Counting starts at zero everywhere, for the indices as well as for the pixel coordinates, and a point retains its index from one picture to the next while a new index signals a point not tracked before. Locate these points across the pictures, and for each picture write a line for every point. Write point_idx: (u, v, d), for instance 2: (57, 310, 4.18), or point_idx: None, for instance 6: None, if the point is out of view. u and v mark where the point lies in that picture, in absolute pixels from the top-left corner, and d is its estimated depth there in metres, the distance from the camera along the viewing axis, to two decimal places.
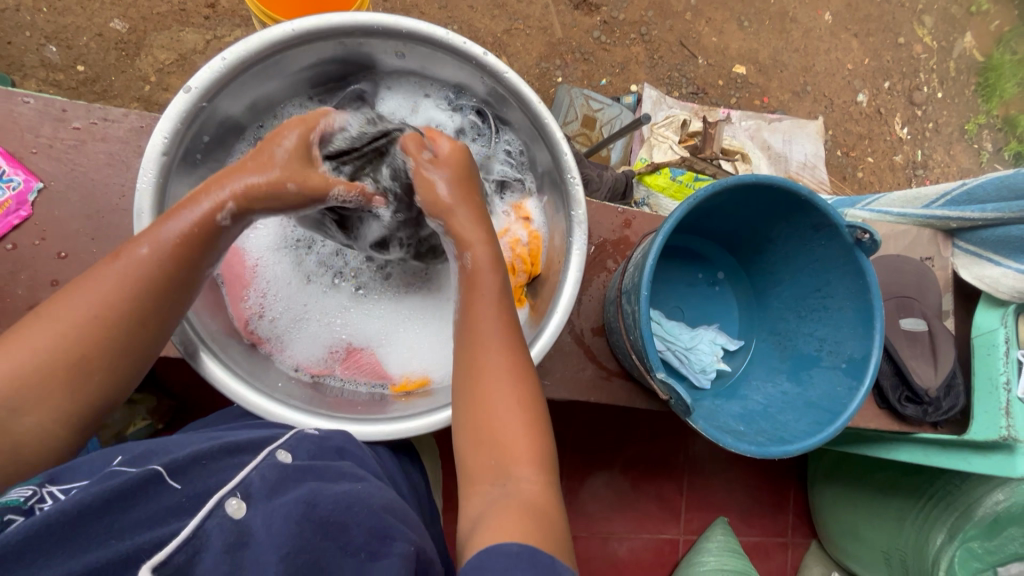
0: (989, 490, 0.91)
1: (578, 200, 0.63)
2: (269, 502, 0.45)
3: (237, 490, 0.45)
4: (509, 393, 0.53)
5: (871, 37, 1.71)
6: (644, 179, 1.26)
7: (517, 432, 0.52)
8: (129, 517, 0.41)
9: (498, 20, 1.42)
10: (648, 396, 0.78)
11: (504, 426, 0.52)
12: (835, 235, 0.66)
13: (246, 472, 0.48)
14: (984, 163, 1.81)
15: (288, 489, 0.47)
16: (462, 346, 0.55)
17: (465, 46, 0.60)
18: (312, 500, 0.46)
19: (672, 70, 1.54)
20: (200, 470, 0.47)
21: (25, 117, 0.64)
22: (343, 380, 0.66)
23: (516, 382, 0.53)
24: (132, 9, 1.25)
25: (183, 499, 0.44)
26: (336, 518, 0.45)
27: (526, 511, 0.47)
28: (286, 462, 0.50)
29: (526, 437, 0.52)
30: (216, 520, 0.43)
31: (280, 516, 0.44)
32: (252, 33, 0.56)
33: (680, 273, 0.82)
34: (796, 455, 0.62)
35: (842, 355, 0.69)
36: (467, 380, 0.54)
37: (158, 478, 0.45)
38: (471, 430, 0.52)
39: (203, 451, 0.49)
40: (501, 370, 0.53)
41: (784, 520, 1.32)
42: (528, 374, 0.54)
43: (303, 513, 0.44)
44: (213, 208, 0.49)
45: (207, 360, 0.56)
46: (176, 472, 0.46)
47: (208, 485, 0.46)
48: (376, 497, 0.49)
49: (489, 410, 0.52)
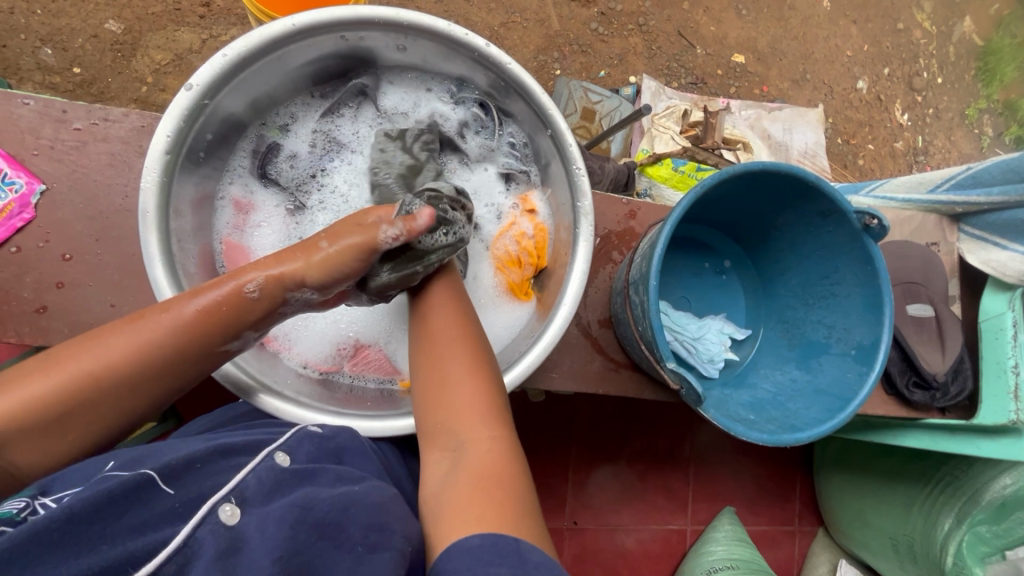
0: (997, 474, 0.91)
1: (583, 191, 0.62)
2: (264, 505, 0.45)
3: (231, 495, 0.45)
4: (457, 356, 0.54)
5: (870, 24, 1.70)
6: (646, 170, 1.25)
7: (468, 396, 0.52)
8: (121, 523, 0.40)
9: (495, 13, 1.41)
10: (655, 386, 0.77)
11: (456, 379, 0.53)
12: (843, 222, 0.65)
13: (242, 475, 0.47)
14: (986, 147, 1.80)
15: (286, 493, 0.47)
16: (416, 318, 0.59)
17: (467, 38, 0.60)
18: (306, 504, 0.45)
19: (671, 60, 1.53)
20: (194, 474, 0.46)
21: (26, 119, 0.64)
22: (351, 377, 0.66)
23: (466, 341, 0.55)
24: (126, 10, 1.24)
25: (176, 505, 0.43)
26: (331, 519, 0.45)
27: (481, 476, 0.47)
28: (284, 465, 0.50)
29: (478, 392, 0.52)
30: (208, 527, 0.42)
31: (274, 521, 0.43)
32: (253, 29, 0.55)
33: (686, 262, 0.82)
34: (807, 442, 0.62)
35: (851, 342, 0.69)
36: (422, 346, 0.56)
37: (151, 483, 0.44)
38: (426, 396, 0.53)
39: (198, 454, 0.48)
40: (450, 335, 0.56)
41: (791, 509, 1.32)
42: (477, 338, 0.56)
43: (298, 517, 0.44)
44: (243, 286, 0.49)
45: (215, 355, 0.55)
46: (170, 477, 0.45)
47: (203, 487, 0.45)
48: (372, 494, 0.49)
49: (443, 370, 0.53)
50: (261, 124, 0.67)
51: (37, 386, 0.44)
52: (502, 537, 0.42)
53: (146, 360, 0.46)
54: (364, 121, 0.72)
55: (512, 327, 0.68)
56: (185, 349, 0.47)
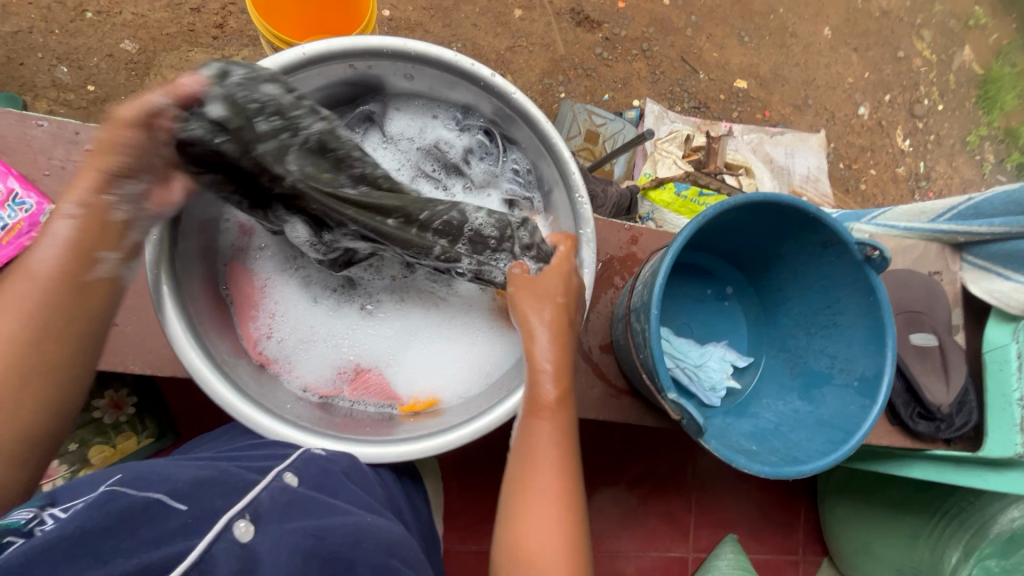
0: (1005, 507, 0.91)
1: (586, 219, 0.63)
2: (275, 528, 0.48)
3: (245, 512, 0.48)
4: (550, 513, 0.55)
5: (871, 51, 1.73)
6: (648, 194, 1.26)
7: (552, 558, 0.53)
8: (136, 537, 0.42)
9: (502, 38, 1.44)
10: (656, 413, 0.77)
11: (542, 546, 0.53)
12: (844, 252, 0.65)
13: (254, 494, 0.50)
14: (988, 174, 1.81)
15: (294, 516, 0.50)
16: (515, 457, 0.58)
17: (472, 68, 0.61)
18: (321, 535, 0.48)
19: (674, 85, 1.56)
20: (205, 491, 0.48)
21: (39, 140, 0.65)
22: (351, 402, 0.66)
23: (559, 500, 0.55)
24: (141, 31, 1.27)
25: (189, 520, 0.45)
26: (342, 554, 0.48)
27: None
28: (292, 487, 0.52)
29: (566, 558, 0.53)
30: (223, 543, 0.44)
31: (287, 549, 0.46)
32: (264, 58, 0.57)
33: (688, 289, 0.82)
34: (810, 476, 0.61)
35: (854, 373, 0.69)
36: (512, 494, 0.57)
37: (162, 501, 0.45)
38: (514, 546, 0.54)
39: (207, 475, 0.50)
40: (545, 491, 0.55)
41: (795, 538, 1.30)
42: (571, 494, 0.56)
43: (311, 548, 0.47)
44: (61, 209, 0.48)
45: (212, 377, 0.56)
46: (181, 495, 0.46)
47: (215, 505, 0.47)
48: (383, 533, 0.52)
49: (532, 529, 0.54)
50: None
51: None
52: None
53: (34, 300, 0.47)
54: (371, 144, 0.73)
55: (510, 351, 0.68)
56: (59, 289, 0.48)
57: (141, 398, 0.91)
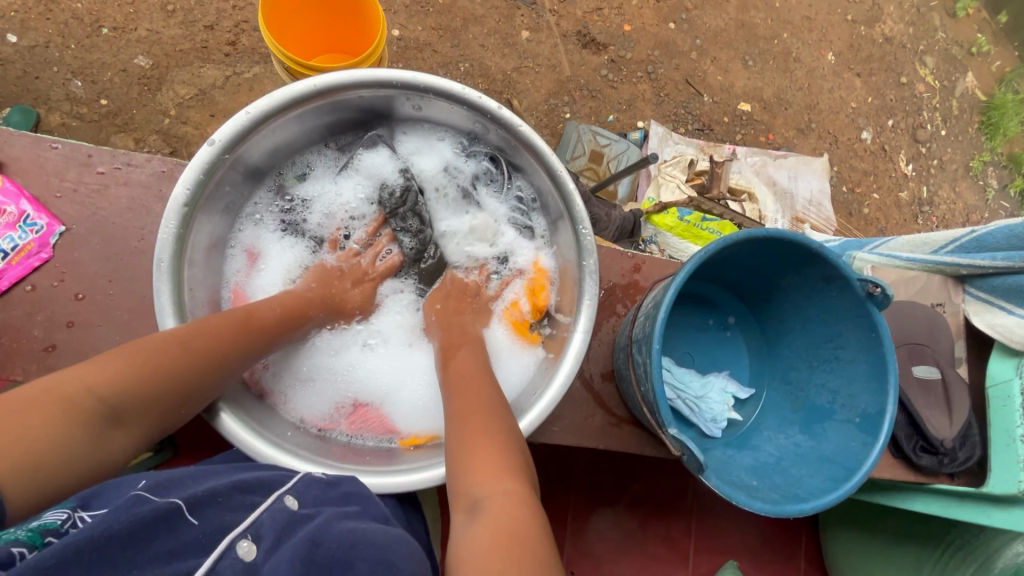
0: (1010, 540, 0.89)
1: (589, 250, 0.63)
2: (275, 548, 0.47)
3: (248, 532, 0.47)
4: (484, 420, 0.55)
5: (874, 77, 1.74)
6: (652, 218, 1.27)
7: (490, 453, 0.52)
8: (148, 550, 0.42)
9: (509, 59, 1.47)
10: (656, 442, 0.76)
11: (479, 448, 0.52)
12: (847, 288, 0.65)
13: (259, 512, 0.49)
14: (991, 199, 1.81)
15: (297, 532, 0.49)
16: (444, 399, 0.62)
17: (480, 100, 0.62)
18: (318, 541, 0.47)
19: (678, 107, 1.57)
20: (216, 505, 0.48)
21: (52, 162, 0.66)
22: (350, 435, 0.66)
23: (491, 412, 0.56)
24: (155, 47, 1.30)
25: (199, 536, 0.45)
26: (338, 558, 0.46)
27: (502, 527, 0.44)
28: (293, 509, 0.51)
29: (505, 455, 0.52)
30: (226, 563, 0.44)
31: (287, 558, 0.45)
32: (276, 89, 0.58)
33: (690, 318, 0.82)
34: (811, 514, 0.60)
35: (856, 409, 0.68)
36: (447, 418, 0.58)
37: (177, 512, 0.46)
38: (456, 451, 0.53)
39: (220, 487, 0.50)
40: (475, 406, 0.57)
41: (797, 567, 1.27)
42: (501, 408, 0.57)
43: (309, 556, 0.45)
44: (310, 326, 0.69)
45: (235, 428, 0.57)
46: (195, 507, 0.47)
47: (223, 521, 0.47)
48: (384, 538, 0.49)
49: (467, 439, 0.54)
50: (277, 174, 0.70)
51: (164, 365, 0.52)
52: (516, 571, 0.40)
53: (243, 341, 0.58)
54: (378, 165, 0.75)
55: (528, 370, 0.68)
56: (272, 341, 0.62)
57: None
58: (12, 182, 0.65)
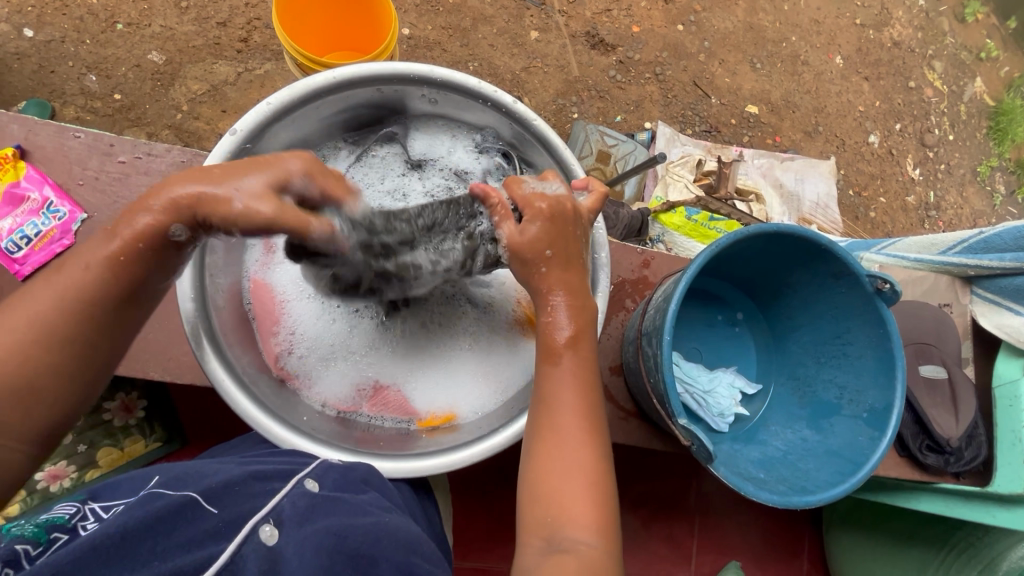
0: (1014, 544, 0.90)
1: (601, 243, 0.64)
2: (299, 533, 0.49)
3: (270, 516, 0.49)
4: (578, 454, 0.52)
5: (882, 81, 1.75)
6: (659, 217, 1.28)
7: (581, 494, 0.51)
8: (171, 539, 0.44)
9: (518, 58, 1.48)
10: (664, 437, 0.77)
11: (568, 487, 0.51)
12: (855, 283, 0.66)
13: (277, 499, 0.51)
14: (998, 205, 1.81)
15: (317, 517, 0.51)
16: (537, 406, 0.55)
17: (495, 95, 0.63)
18: (342, 533, 0.49)
19: (686, 108, 1.58)
20: (234, 495, 0.50)
21: (75, 151, 0.68)
22: (371, 417, 0.67)
23: (587, 439, 0.53)
24: (169, 43, 1.31)
25: (219, 523, 0.47)
26: (365, 551, 0.49)
27: None
28: (314, 491, 0.53)
29: (592, 496, 0.51)
30: (250, 546, 0.46)
31: (311, 546, 0.47)
32: (297, 80, 0.59)
33: (698, 314, 0.83)
34: (818, 506, 0.61)
35: (863, 404, 0.69)
36: (534, 433, 0.54)
37: (194, 503, 0.48)
38: (534, 483, 0.52)
39: (236, 478, 0.52)
40: (570, 433, 0.53)
41: (799, 566, 1.28)
42: (600, 431, 0.54)
43: (333, 546, 0.48)
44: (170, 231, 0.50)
45: (226, 377, 0.57)
46: (212, 498, 0.49)
47: (243, 509, 0.49)
48: (402, 532, 0.53)
49: (555, 468, 0.52)
50: None
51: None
52: None
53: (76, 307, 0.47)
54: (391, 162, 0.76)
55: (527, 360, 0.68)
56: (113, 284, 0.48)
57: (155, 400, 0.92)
58: (36, 169, 0.66)
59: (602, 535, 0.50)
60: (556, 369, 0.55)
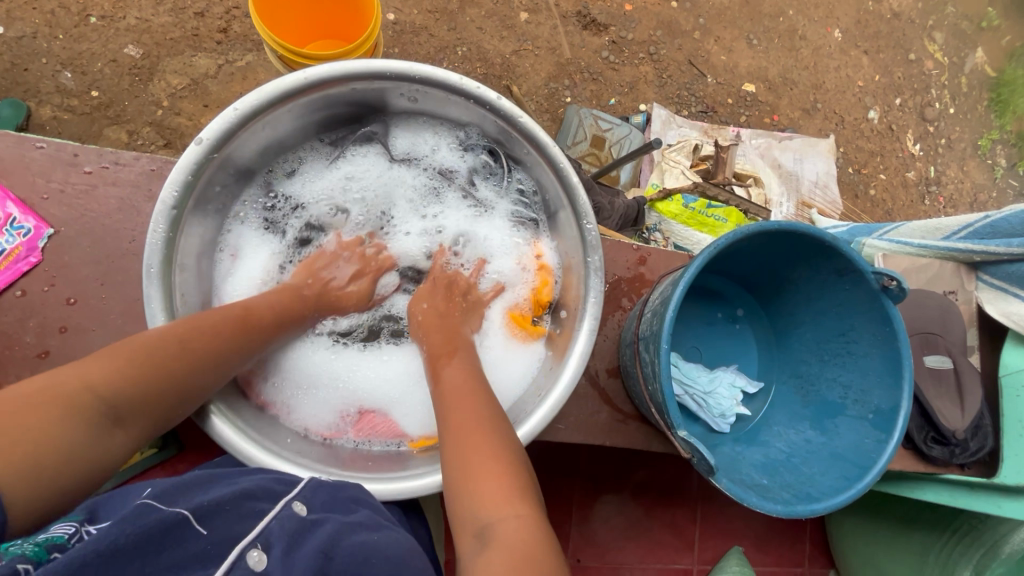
0: (1010, 529, 0.89)
1: (594, 246, 0.61)
2: (288, 558, 0.46)
3: (257, 540, 0.47)
4: (476, 432, 0.52)
5: (882, 54, 1.70)
6: (656, 205, 1.24)
7: (488, 469, 0.49)
8: (158, 561, 0.42)
9: (507, 41, 1.43)
10: (664, 438, 0.75)
11: (477, 465, 0.50)
12: (860, 281, 0.63)
13: (265, 522, 0.49)
14: (999, 178, 1.78)
15: (305, 542, 0.49)
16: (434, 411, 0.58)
17: (478, 91, 0.60)
18: (331, 554, 0.47)
19: (681, 89, 1.53)
20: (225, 514, 0.48)
21: (37, 162, 0.64)
22: (356, 441, 0.65)
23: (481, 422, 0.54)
24: (145, 35, 1.26)
25: (208, 546, 0.45)
26: (352, 574, 0.47)
27: (508, 553, 0.42)
28: (303, 514, 0.51)
29: (501, 467, 0.50)
30: (237, 572, 0.44)
31: (302, 569, 0.45)
32: (265, 82, 0.55)
33: (697, 311, 0.80)
34: (823, 514, 0.59)
35: (868, 405, 0.67)
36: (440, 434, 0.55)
37: (187, 522, 0.46)
38: (449, 478, 0.51)
39: (227, 496, 0.50)
40: (466, 418, 0.54)
41: (801, 550, 1.28)
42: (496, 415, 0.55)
43: (321, 570, 0.46)
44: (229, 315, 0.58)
45: (227, 432, 0.56)
46: (204, 516, 0.47)
47: (232, 532, 0.47)
48: (393, 548, 0.51)
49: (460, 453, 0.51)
50: (268, 172, 0.68)
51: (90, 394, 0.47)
52: None
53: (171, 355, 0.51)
54: (372, 162, 0.73)
55: (528, 370, 0.67)
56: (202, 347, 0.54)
57: None
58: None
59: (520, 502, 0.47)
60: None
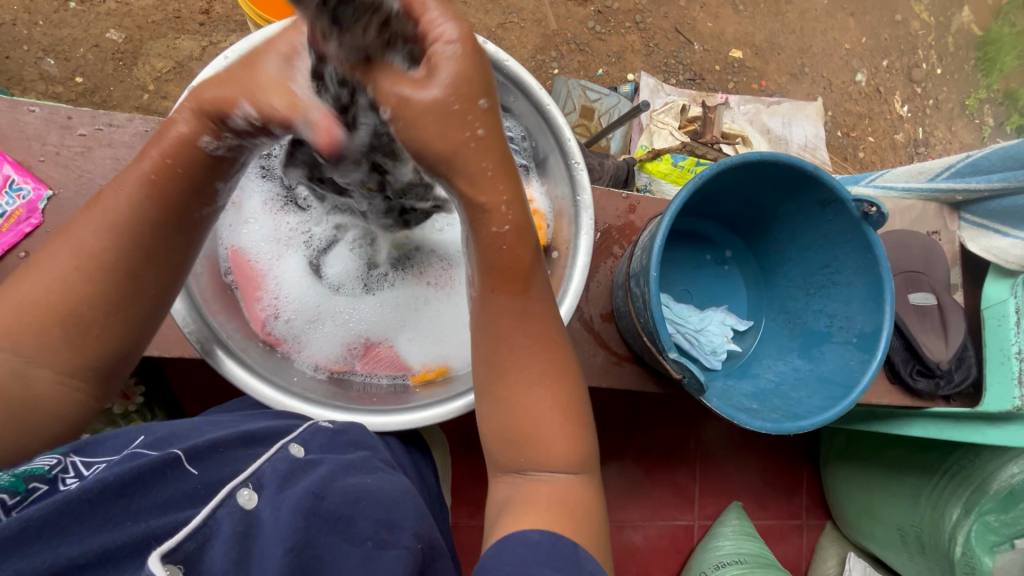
0: (1005, 463, 0.92)
1: (583, 185, 0.63)
2: (278, 496, 0.50)
3: (248, 481, 0.50)
4: (537, 386, 0.53)
5: (868, 16, 1.70)
6: (646, 165, 1.26)
7: (543, 424, 0.52)
8: (147, 498, 0.45)
9: (492, 14, 1.42)
10: (658, 379, 0.78)
11: (534, 421, 0.52)
12: (841, 210, 0.66)
13: (259, 464, 0.52)
14: (987, 137, 1.79)
15: (299, 480, 0.52)
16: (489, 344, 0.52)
17: None
18: (321, 494, 0.50)
19: (668, 57, 1.54)
20: (216, 457, 0.52)
21: (32, 126, 0.65)
22: (364, 375, 0.67)
23: (545, 370, 0.53)
24: (127, 19, 1.25)
25: (198, 486, 0.48)
26: (342, 513, 0.50)
27: (553, 504, 0.50)
28: (299, 456, 0.54)
29: (553, 422, 0.53)
30: (226, 509, 0.46)
31: (289, 510, 0.48)
32: (254, 30, 0.56)
33: (685, 255, 0.82)
34: (809, 430, 0.62)
35: (853, 329, 0.69)
36: (494, 376, 0.53)
37: (177, 463, 0.49)
38: (499, 421, 0.53)
39: (221, 440, 0.53)
40: (528, 368, 0.52)
41: (798, 502, 1.32)
42: (556, 361, 0.53)
43: (310, 508, 0.49)
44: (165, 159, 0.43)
45: (238, 371, 0.59)
46: (194, 458, 0.50)
47: (223, 472, 0.50)
48: (386, 491, 0.54)
49: (515, 405, 0.52)
50: None
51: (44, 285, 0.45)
52: (563, 540, 0.46)
53: (94, 270, 0.46)
54: None
55: None
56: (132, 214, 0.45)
57: (155, 382, 0.91)
58: None
59: (568, 459, 0.52)
60: (518, 299, 0.50)
